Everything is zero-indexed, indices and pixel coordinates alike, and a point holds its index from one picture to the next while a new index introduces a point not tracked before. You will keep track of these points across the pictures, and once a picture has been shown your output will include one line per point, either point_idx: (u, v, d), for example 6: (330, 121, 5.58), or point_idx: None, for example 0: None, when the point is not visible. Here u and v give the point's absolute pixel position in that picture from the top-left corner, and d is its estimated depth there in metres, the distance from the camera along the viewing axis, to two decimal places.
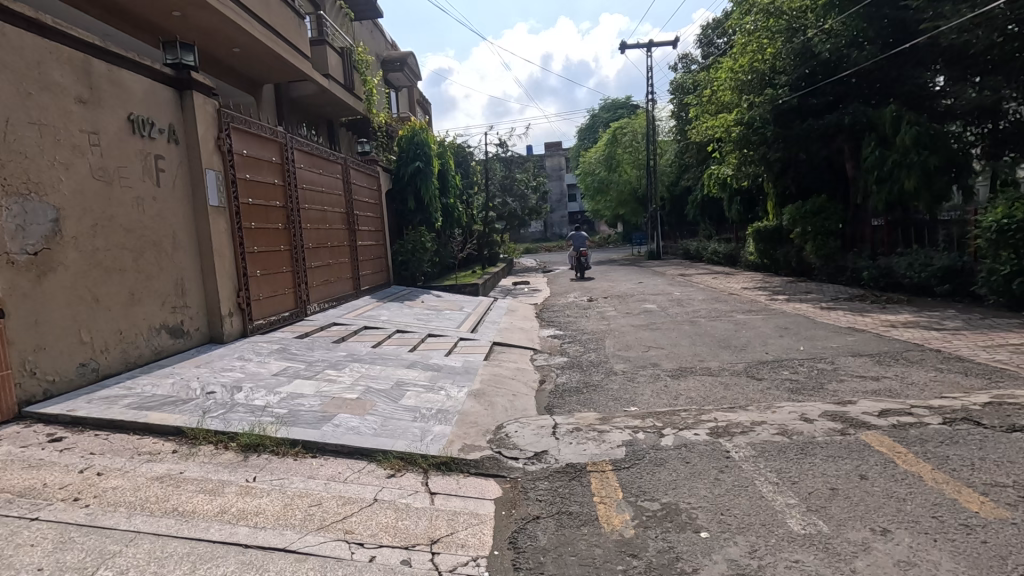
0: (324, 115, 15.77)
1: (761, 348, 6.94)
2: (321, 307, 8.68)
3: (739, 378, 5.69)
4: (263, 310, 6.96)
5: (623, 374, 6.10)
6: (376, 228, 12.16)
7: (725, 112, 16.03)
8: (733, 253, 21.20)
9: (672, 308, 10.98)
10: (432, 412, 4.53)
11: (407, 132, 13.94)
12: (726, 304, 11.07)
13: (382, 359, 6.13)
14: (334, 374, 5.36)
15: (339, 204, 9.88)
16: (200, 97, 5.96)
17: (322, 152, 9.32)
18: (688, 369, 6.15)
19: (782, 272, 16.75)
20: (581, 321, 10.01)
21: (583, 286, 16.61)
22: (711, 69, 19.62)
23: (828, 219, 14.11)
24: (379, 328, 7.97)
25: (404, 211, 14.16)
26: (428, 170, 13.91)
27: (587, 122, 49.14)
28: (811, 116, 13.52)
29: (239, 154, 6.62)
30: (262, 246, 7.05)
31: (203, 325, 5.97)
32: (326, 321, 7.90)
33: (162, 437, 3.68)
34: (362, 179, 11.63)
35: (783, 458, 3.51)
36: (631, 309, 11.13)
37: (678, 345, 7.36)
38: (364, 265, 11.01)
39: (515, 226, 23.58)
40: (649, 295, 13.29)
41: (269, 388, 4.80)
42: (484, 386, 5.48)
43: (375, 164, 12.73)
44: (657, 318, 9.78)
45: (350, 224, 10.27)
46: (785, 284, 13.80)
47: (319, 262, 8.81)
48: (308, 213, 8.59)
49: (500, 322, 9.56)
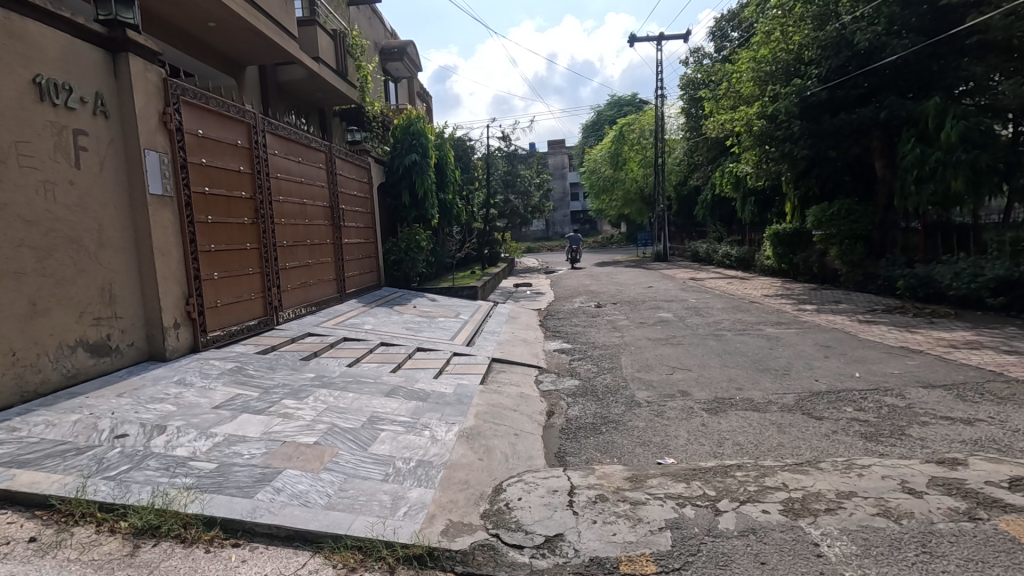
0: (314, 103, 14.70)
1: (809, 373, 5.87)
2: (297, 313, 7.63)
3: (795, 416, 4.62)
4: (221, 319, 5.89)
5: (650, 406, 5.04)
6: (366, 224, 11.08)
7: (745, 105, 14.96)
8: (745, 256, 20.14)
9: (690, 318, 9.92)
10: (410, 468, 3.46)
11: (402, 121, 12.88)
12: (751, 315, 9.99)
13: (356, 384, 5.06)
14: (293, 406, 4.30)
15: (322, 198, 8.82)
16: (139, 63, 4.90)
17: (304, 139, 8.27)
18: (726, 400, 5.08)
19: (802, 278, 15.70)
20: (591, 332, 8.94)
21: (589, 289, 15.53)
22: (729, 62, 18.54)
23: (858, 223, 13.03)
24: (360, 340, 6.91)
25: (398, 206, 13.09)
26: (425, 163, 12.86)
27: (592, 120, 48.17)
28: (842, 110, 12.44)
29: (192, 134, 5.56)
30: (222, 244, 5.99)
31: (141, 339, 4.92)
32: (299, 332, 6.84)
33: (25, 514, 2.64)
34: (352, 171, 10.58)
35: (903, 564, 2.46)
36: (645, 319, 10.06)
37: (709, 367, 6.28)
38: (351, 266, 9.94)
39: (517, 224, 22.98)
40: (662, 302, 12.19)
41: (203, 427, 3.73)
42: (480, 423, 4.41)
43: (367, 154, 11.69)
44: (677, 331, 8.70)
45: (334, 220, 9.19)
46: (809, 292, 12.75)
47: (296, 263, 7.76)
48: (284, 207, 7.54)
49: (500, 332, 8.49)
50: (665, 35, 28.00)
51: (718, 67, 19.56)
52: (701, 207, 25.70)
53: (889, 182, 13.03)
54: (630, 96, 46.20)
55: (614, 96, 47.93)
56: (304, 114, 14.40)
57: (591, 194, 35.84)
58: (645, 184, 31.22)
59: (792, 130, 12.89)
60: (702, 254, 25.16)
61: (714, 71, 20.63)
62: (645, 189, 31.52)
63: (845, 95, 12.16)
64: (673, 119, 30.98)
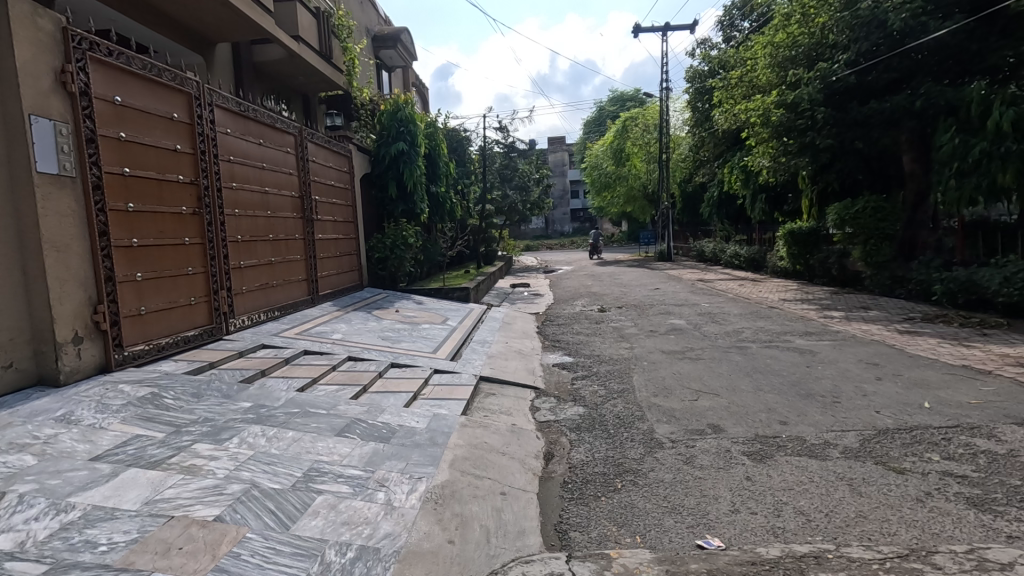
0: (296, 86, 13.58)
1: (865, 402, 4.77)
2: (254, 320, 6.55)
3: (868, 468, 3.52)
4: (146, 330, 4.82)
5: (675, 450, 3.94)
6: (346, 219, 10.04)
7: (760, 94, 13.85)
8: (755, 257, 19.10)
9: (705, 326, 8.85)
10: (346, 566, 2.39)
11: (389, 107, 11.79)
12: (774, 323, 8.92)
13: (301, 418, 3.96)
14: (206, 456, 3.21)
15: (290, 186, 7.73)
16: (25, 4, 3.81)
17: (268, 119, 7.19)
18: (772, 442, 4.00)
19: (818, 280, 14.66)
20: (595, 343, 7.85)
21: (591, 291, 14.47)
22: (743, 49, 17.42)
23: (886, 221, 11.98)
24: (323, 354, 5.82)
25: (385, 199, 12.02)
26: (413, 153, 11.77)
27: (593, 116, 47.09)
28: (872, 97, 11.37)
29: (105, 101, 4.48)
30: (150, 237, 4.91)
31: (24, 359, 3.84)
32: (251, 344, 5.75)
33: None
34: (330, 160, 9.52)
35: None
36: (655, 327, 8.98)
37: (739, 392, 5.19)
38: (326, 265, 8.86)
39: (515, 221, 21.91)
40: (672, 306, 11.14)
41: (62, 494, 2.66)
42: (455, 476, 3.33)
43: (348, 141, 10.63)
44: (693, 342, 7.64)
45: (304, 212, 8.09)
46: (831, 297, 11.70)
47: (255, 260, 6.69)
48: (240, 196, 6.45)
49: (491, 343, 7.39)
50: (671, 26, 26.92)
51: (730, 55, 18.48)
52: (706, 204, 24.62)
53: (918, 178, 11.99)
54: (633, 91, 45.09)
55: (616, 91, 46.87)
56: (284, 99, 13.28)
57: (592, 191, 34.82)
58: (647, 180, 30.31)
59: (815, 120, 11.79)
60: (709, 254, 24.11)
61: (726, 61, 19.52)
62: (648, 185, 30.50)
63: (874, 80, 11.09)
64: (678, 114, 29.92)
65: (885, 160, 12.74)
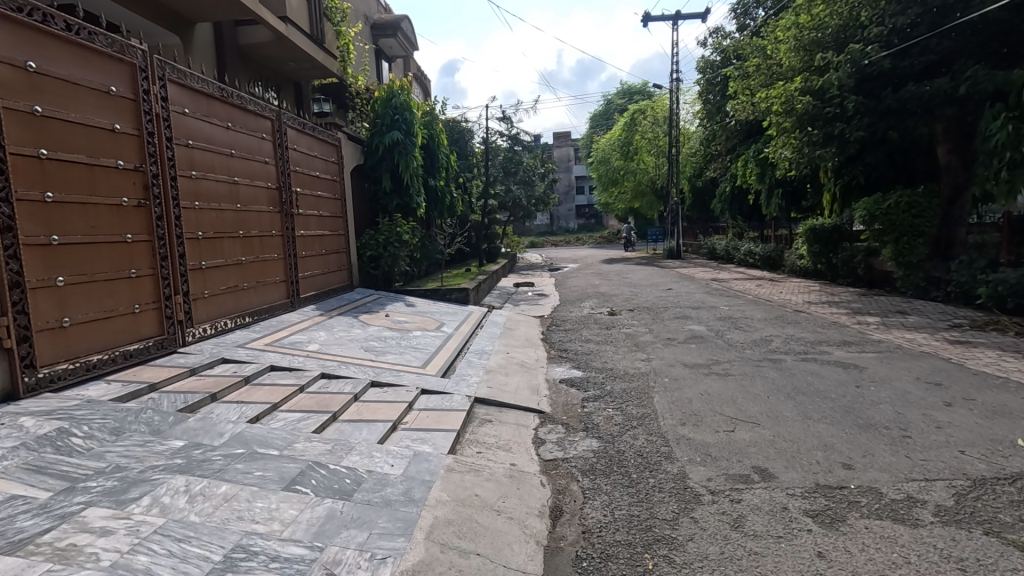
0: (285, 72, 12.71)
1: (942, 437, 3.92)
2: (219, 328, 5.73)
3: (979, 541, 2.67)
4: (71, 345, 4.00)
5: (718, 508, 3.09)
6: (334, 213, 9.19)
7: (783, 80, 12.85)
8: (771, 255, 18.20)
9: (728, 333, 8.00)
10: None
11: (383, 92, 10.97)
12: (805, 330, 8.03)
13: (243, 464, 3.13)
14: (95, 530, 2.39)
15: (265, 176, 6.88)
16: None
17: (237, 100, 6.33)
18: (841, 497, 3.16)
19: (842, 280, 13.74)
20: (607, 353, 6.99)
21: (599, 291, 13.62)
22: (762, 35, 16.45)
23: (920, 217, 11.05)
24: (292, 370, 4.98)
25: (377, 192, 11.18)
26: (409, 143, 10.94)
27: (600, 110, 46.17)
28: (908, 83, 10.42)
29: (13, 66, 3.66)
30: (77, 234, 4.10)
31: None
32: (208, 359, 4.92)
33: None
34: (316, 149, 8.66)
35: None
36: (672, 334, 8.11)
37: (783, 421, 4.32)
38: (309, 264, 8.04)
39: (520, 217, 21.11)
40: (688, 310, 10.25)
41: None
42: (432, 554, 2.51)
43: (338, 130, 9.78)
44: (718, 353, 6.77)
45: (283, 205, 7.26)
46: (861, 300, 10.77)
47: (221, 260, 5.86)
48: (203, 186, 5.62)
49: (490, 354, 6.53)
50: (681, 14, 25.88)
51: (747, 42, 17.52)
52: (718, 200, 23.63)
53: (955, 171, 11.10)
54: (641, 84, 44.09)
55: (624, 83, 45.88)
56: (273, 86, 12.41)
57: (598, 186, 33.86)
58: (657, 175, 29.59)
59: (845, 107, 10.85)
60: (722, 252, 23.20)
61: (741, 48, 18.54)
62: (658, 180, 29.63)
63: (911, 63, 10.14)
64: (688, 106, 28.92)
65: (919, 150, 11.80)
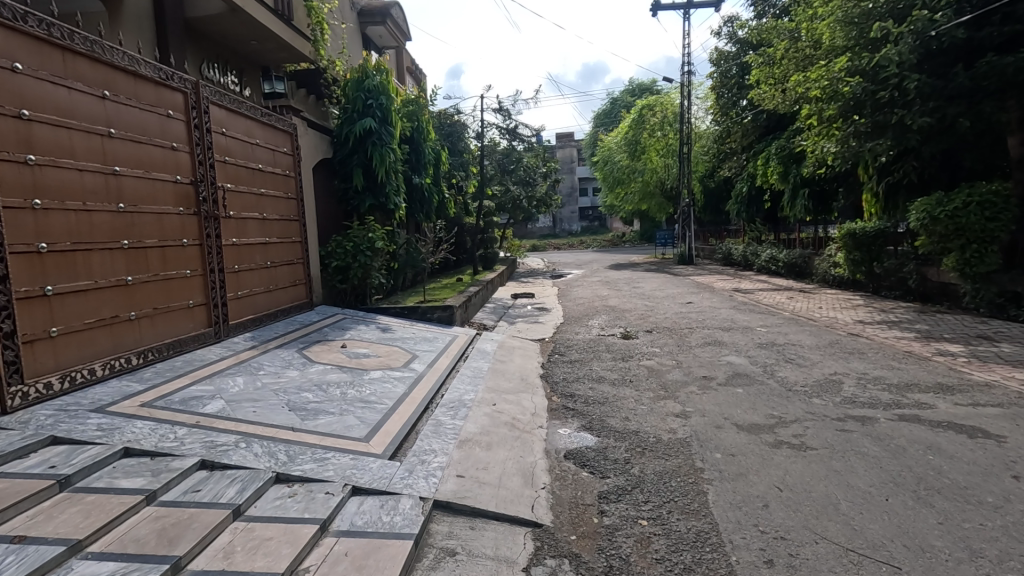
0: (247, 53, 10.98)
1: None
2: (78, 381, 4.01)
3: None
4: None
5: None
6: (285, 216, 7.45)
7: (822, 62, 11.04)
8: (798, 262, 16.47)
9: (780, 369, 6.24)
10: None
11: (355, 73, 9.32)
12: (877, 366, 6.26)
13: None
14: None
15: (170, 166, 5.15)
16: None
17: (120, 59, 4.60)
18: None
19: (887, 292, 11.97)
20: (627, 403, 5.22)
21: (609, 305, 11.87)
22: (792, 16, 14.70)
23: (995, 220, 9.23)
24: (156, 457, 3.24)
25: (347, 191, 9.45)
26: (385, 132, 9.26)
27: (605, 109, 44.48)
28: (985, 57, 8.79)
29: None
30: None
31: None
32: (21, 442, 3.16)
33: None
34: (261, 135, 6.91)
35: None
36: (706, 369, 6.36)
37: (942, 569, 2.56)
38: (243, 282, 6.30)
39: (520, 220, 19.48)
40: (718, 333, 8.47)
41: None
42: None
43: (295, 114, 8.03)
44: (778, 404, 5.01)
45: (200, 205, 5.52)
46: (924, 320, 9.02)
47: (85, 282, 4.15)
48: (52, 177, 3.91)
49: (469, 409, 4.77)
50: (693, 3, 24.18)
51: (772, 26, 15.81)
52: (731, 202, 21.87)
53: None
54: (650, 82, 42.31)
55: (630, 82, 44.13)
56: (232, 69, 10.68)
57: (605, 186, 32.04)
58: (666, 175, 27.86)
59: (903, 89, 9.11)
60: (738, 258, 21.44)
61: (764, 33, 16.81)
62: (667, 180, 27.89)
63: (992, 32, 8.48)
64: (701, 102, 27.21)
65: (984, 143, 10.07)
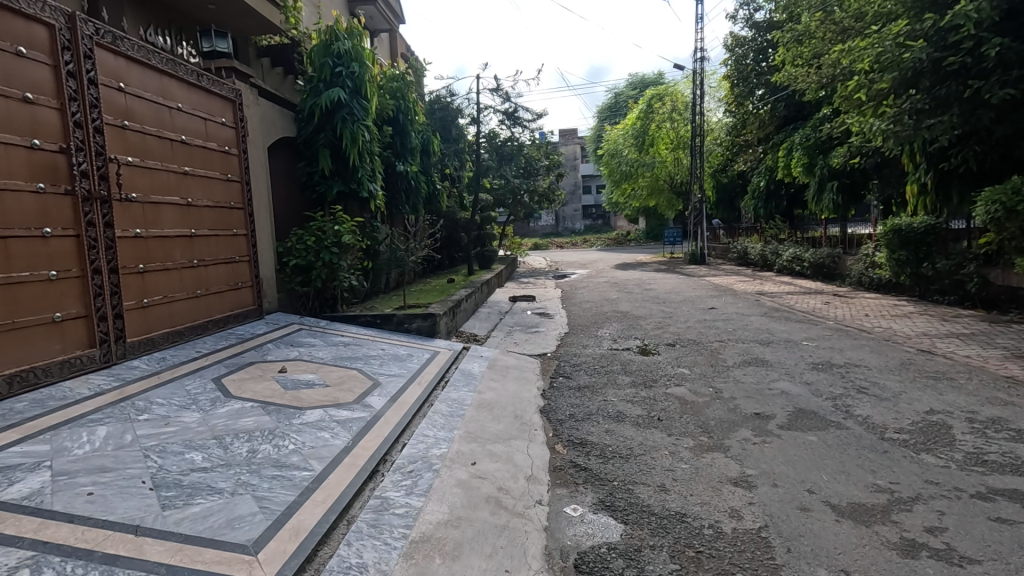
0: None
1: None
2: None
3: None
4: None
5: None
6: (222, 203, 5.95)
7: (873, 28, 9.51)
8: (826, 263, 14.95)
9: (855, 404, 4.73)
10: None
11: (323, 36, 7.83)
12: (984, 400, 4.76)
13: None
14: None
15: (21, 125, 3.67)
16: None
17: None
18: None
19: (938, 297, 10.45)
20: (661, 460, 3.73)
21: (620, 311, 10.37)
22: None
23: None
24: None
25: (313, 176, 7.97)
26: (358, 106, 7.78)
27: (609, 104, 43.03)
28: None
29: None
30: None
31: None
32: None
33: None
34: (184, 99, 5.41)
35: None
36: (757, 403, 4.85)
37: None
38: (150, 288, 4.79)
39: (520, 217, 18.02)
40: (757, 349, 6.94)
41: None
42: None
43: (240, 79, 6.53)
44: (880, 466, 3.50)
45: (74, 181, 4.02)
46: (1001, 333, 7.50)
47: None
48: None
49: (434, 476, 3.27)
50: None
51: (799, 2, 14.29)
52: (747, 198, 20.34)
53: None
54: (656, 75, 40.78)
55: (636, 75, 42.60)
56: None
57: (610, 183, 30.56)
58: (677, 170, 26.32)
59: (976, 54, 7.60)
60: (755, 257, 19.93)
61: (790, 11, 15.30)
62: (677, 176, 26.37)
63: None
64: (713, 93, 25.70)
65: None
